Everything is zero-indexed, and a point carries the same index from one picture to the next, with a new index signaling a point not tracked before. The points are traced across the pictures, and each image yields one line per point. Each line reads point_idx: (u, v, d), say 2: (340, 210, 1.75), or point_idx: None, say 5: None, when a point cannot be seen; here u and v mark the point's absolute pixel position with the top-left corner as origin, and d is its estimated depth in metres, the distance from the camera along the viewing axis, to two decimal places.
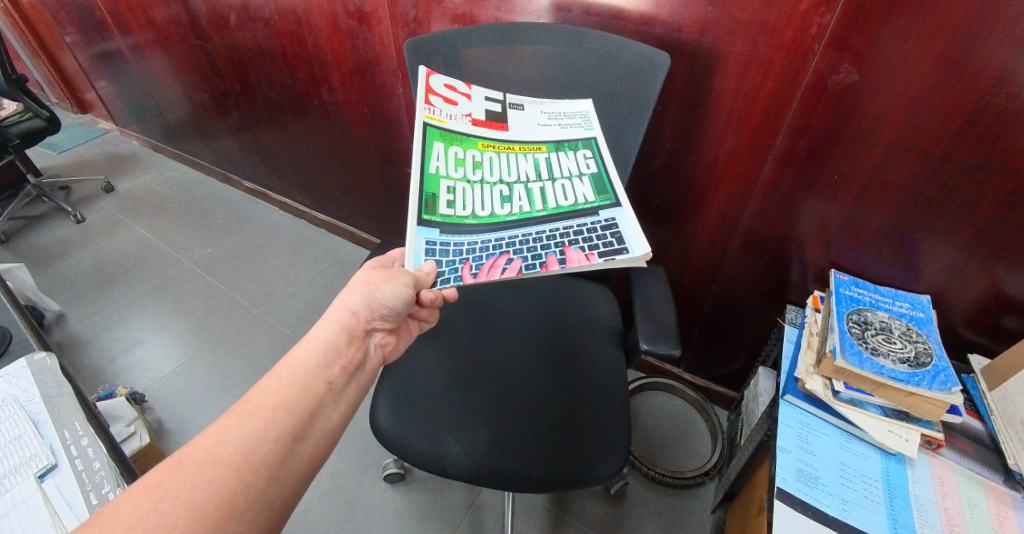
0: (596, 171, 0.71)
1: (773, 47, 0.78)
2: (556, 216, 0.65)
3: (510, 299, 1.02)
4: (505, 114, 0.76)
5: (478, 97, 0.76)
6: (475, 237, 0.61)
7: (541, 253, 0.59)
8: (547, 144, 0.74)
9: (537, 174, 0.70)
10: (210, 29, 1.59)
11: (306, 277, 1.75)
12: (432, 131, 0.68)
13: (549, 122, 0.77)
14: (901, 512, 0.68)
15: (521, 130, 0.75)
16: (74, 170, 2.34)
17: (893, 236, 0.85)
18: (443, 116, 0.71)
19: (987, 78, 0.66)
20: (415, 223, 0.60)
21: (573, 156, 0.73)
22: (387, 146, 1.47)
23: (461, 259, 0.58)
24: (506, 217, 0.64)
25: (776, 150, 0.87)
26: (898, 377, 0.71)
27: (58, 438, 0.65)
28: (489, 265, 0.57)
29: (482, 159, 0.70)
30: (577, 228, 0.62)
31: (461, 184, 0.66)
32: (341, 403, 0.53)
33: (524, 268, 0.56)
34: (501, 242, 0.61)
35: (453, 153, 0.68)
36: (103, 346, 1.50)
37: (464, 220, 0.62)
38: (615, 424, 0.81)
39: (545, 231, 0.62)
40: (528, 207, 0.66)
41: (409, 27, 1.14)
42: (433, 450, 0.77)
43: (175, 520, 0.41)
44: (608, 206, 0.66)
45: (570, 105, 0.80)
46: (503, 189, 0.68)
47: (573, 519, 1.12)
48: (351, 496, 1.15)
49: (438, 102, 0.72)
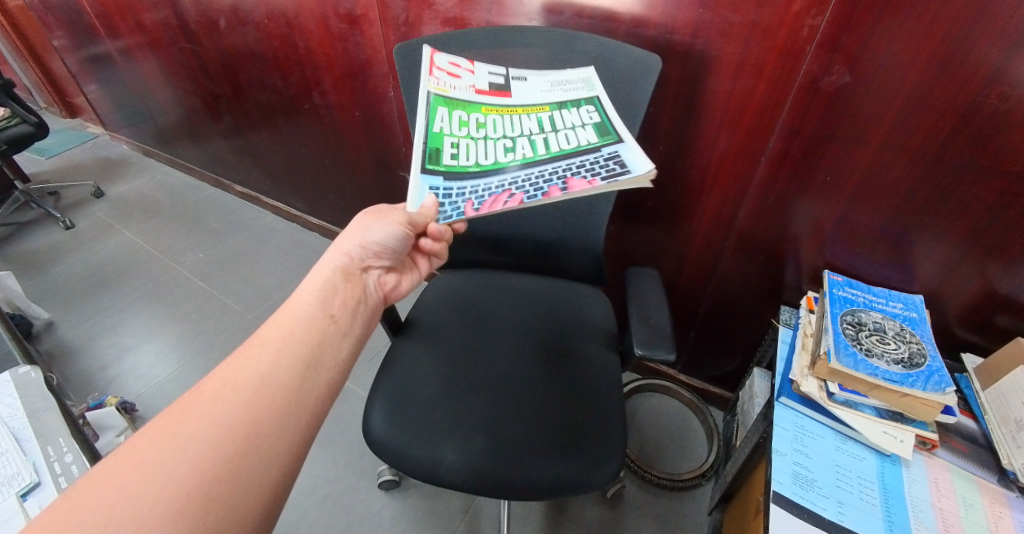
0: (599, 121, 0.70)
1: (766, 49, 0.78)
2: (559, 158, 0.63)
3: (505, 303, 1.02)
4: (508, 84, 0.75)
5: (482, 71, 0.76)
6: (477, 182, 0.60)
7: (540, 187, 0.57)
8: (550, 104, 0.73)
9: (540, 128, 0.69)
10: (199, 32, 1.58)
11: (301, 281, 1.74)
12: (436, 99, 0.68)
13: (553, 88, 0.75)
14: (898, 514, 0.68)
15: (524, 95, 0.74)
16: (64, 175, 2.32)
17: (886, 236, 0.85)
18: (447, 86, 0.71)
19: (978, 79, 0.66)
20: (418, 172, 0.60)
21: (577, 111, 0.72)
22: (380, 149, 1.46)
23: (464, 199, 0.57)
24: (506, 163, 0.63)
25: (769, 151, 0.87)
26: (892, 378, 0.71)
27: (42, 454, 0.64)
28: (491, 200, 0.56)
29: (485, 119, 0.69)
30: (581, 164, 0.61)
31: (464, 140, 0.66)
32: (349, 332, 0.56)
33: (526, 198, 0.56)
34: (503, 183, 0.60)
35: (456, 116, 0.68)
36: (93, 354, 1.48)
37: (466, 168, 0.62)
38: (612, 428, 0.80)
39: (548, 170, 0.61)
40: (530, 154, 0.64)
41: (400, 30, 1.13)
42: (429, 458, 0.77)
43: (204, 436, 0.44)
44: (612, 147, 0.64)
45: (571, 72, 0.78)
46: (507, 141, 0.67)
47: (571, 522, 1.11)
48: (347, 503, 1.14)
49: (442, 75, 0.72)
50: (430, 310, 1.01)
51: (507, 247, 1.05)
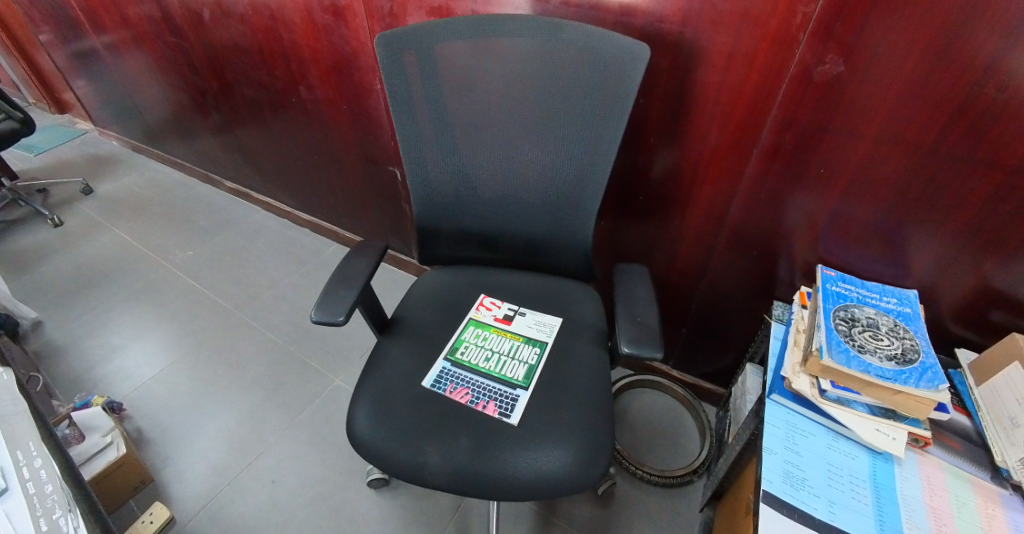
0: (534, 365, 0.88)
1: (757, 38, 0.76)
2: (494, 379, 0.86)
3: (493, 300, 1.00)
4: (514, 316, 0.98)
5: (506, 305, 1.00)
6: (457, 372, 0.87)
7: (475, 399, 0.82)
8: (525, 338, 0.93)
9: (506, 351, 0.91)
10: (184, 26, 1.55)
11: (292, 279, 1.73)
12: (470, 321, 0.96)
13: (532, 327, 0.95)
14: (889, 513, 0.66)
15: (516, 327, 0.95)
16: (53, 172, 2.29)
17: (880, 230, 0.83)
18: (480, 310, 0.98)
19: (975, 68, 0.64)
20: (440, 357, 0.89)
21: (532, 350, 0.91)
22: (368, 144, 1.44)
23: (444, 383, 0.85)
24: (480, 368, 0.87)
25: (761, 144, 0.85)
26: (886, 375, 0.69)
27: (11, 458, 0.62)
28: (453, 391, 0.84)
29: (487, 336, 0.94)
30: (499, 393, 0.83)
31: (468, 342, 0.92)
32: None
33: (467, 398, 0.82)
34: (464, 381, 0.85)
35: (474, 330, 0.95)
36: (80, 353, 1.46)
37: (462, 364, 0.88)
38: (600, 428, 0.79)
39: (483, 386, 0.84)
40: (492, 368, 0.87)
41: (385, 21, 1.11)
42: (412, 459, 0.76)
43: None
44: (522, 391, 0.83)
45: (546, 318, 0.97)
46: (490, 354, 0.90)
47: (561, 521, 1.10)
48: (336, 504, 1.13)
49: (487, 303, 1.00)
50: (416, 307, 0.99)
51: (495, 244, 1.04)
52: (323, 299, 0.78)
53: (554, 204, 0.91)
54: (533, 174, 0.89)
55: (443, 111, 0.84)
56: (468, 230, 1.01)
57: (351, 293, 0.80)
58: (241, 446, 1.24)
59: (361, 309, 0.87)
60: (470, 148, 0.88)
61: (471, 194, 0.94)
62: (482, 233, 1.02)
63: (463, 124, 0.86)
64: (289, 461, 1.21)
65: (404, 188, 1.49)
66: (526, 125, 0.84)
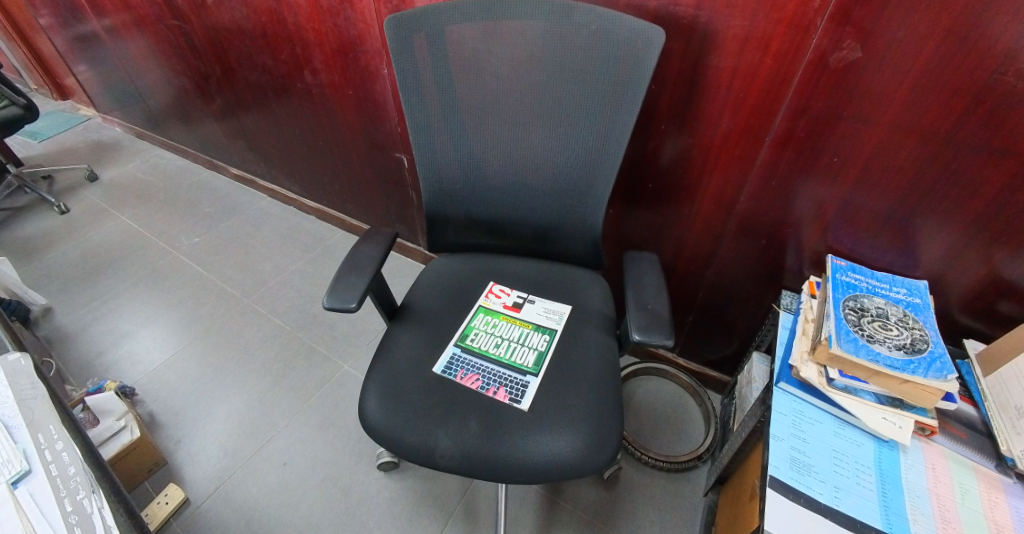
0: (542, 351, 0.89)
1: (773, 22, 0.75)
2: (503, 366, 0.86)
3: (501, 287, 1.01)
4: (522, 304, 0.98)
5: (515, 293, 1.00)
6: (469, 359, 0.87)
7: (486, 384, 0.83)
8: (532, 325, 0.94)
9: (515, 338, 0.91)
10: (186, 8, 1.53)
11: (298, 265, 1.73)
12: (479, 308, 0.97)
13: (540, 314, 0.96)
14: (894, 499, 0.67)
15: (525, 314, 0.96)
16: (56, 159, 2.29)
17: (891, 219, 0.83)
18: (490, 298, 0.99)
19: (995, 55, 0.63)
20: (451, 343, 0.90)
21: (541, 337, 0.91)
22: (374, 129, 1.43)
23: (456, 370, 0.85)
24: (490, 354, 0.88)
25: (773, 131, 0.84)
26: (894, 365, 0.69)
27: (33, 442, 0.64)
28: (464, 377, 0.84)
29: (497, 323, 0.94)
30: (508, 379, 0.84)
31: (478, 329, 0.93)
32: None
33: (477, 385, 0.83)
34: (476, 367, 0.86)
35: (484, 318, 0.95)
36: (90, 339, 1.48)
37: (472, 349, 0.89)
38: (608, 414, 0.79)
39: (492, 372, 0.85)
40: (501, 354, 0.88)
41: (392, 4, 1.09)
42: (423, 443, 0.77)
43: None
44: (532, 377, 0.84)
45: (554, 307, 0.97)
46: (499, 340, 0.91)
47: (567, 504, 1.12)
48: (346, 486, 1.15)
49: (496, 291, 1.00)
50: (425, 294, 0.99)
51: (504, 231, 1.04)
52: (334, 285, 0.79)
53: (563, 191, 0.91)
54: (543, 160, 0.89)
55: (453, 96, 0.84)
56: (477, 217, 1.01)
57: (362, 280, 0.80)
58: (252, 429, 1.25)
59: (370, 295, 0.87)
60: (479, 134, 0.88)
61: (480, 180, 0.93)
62: (491, 221, 1.02)
63: (473, 111, 0.85)
64: (299, 444, 1.22)
65: (410, 175, 1.48)
66: (536, 112, 0.84)
